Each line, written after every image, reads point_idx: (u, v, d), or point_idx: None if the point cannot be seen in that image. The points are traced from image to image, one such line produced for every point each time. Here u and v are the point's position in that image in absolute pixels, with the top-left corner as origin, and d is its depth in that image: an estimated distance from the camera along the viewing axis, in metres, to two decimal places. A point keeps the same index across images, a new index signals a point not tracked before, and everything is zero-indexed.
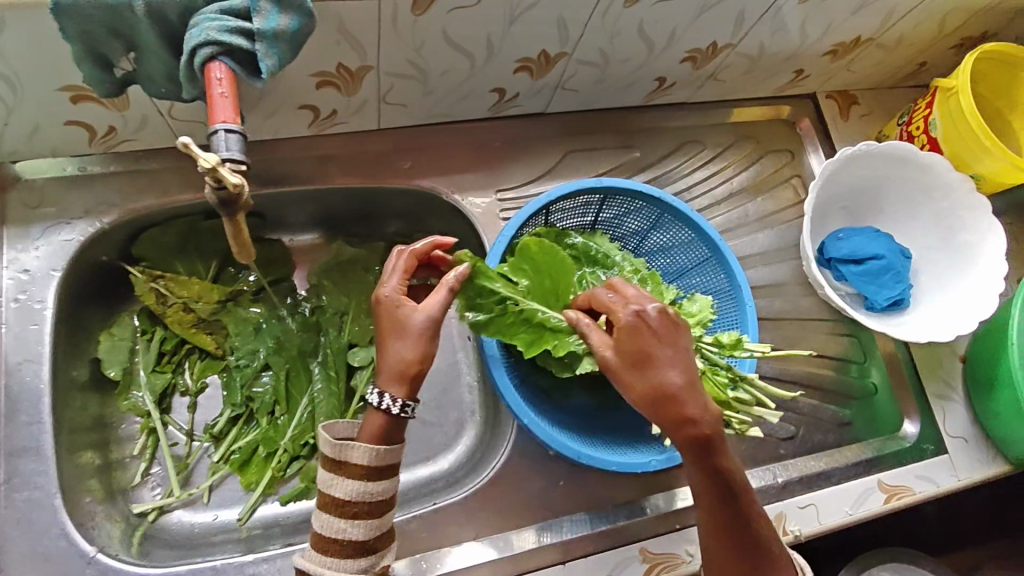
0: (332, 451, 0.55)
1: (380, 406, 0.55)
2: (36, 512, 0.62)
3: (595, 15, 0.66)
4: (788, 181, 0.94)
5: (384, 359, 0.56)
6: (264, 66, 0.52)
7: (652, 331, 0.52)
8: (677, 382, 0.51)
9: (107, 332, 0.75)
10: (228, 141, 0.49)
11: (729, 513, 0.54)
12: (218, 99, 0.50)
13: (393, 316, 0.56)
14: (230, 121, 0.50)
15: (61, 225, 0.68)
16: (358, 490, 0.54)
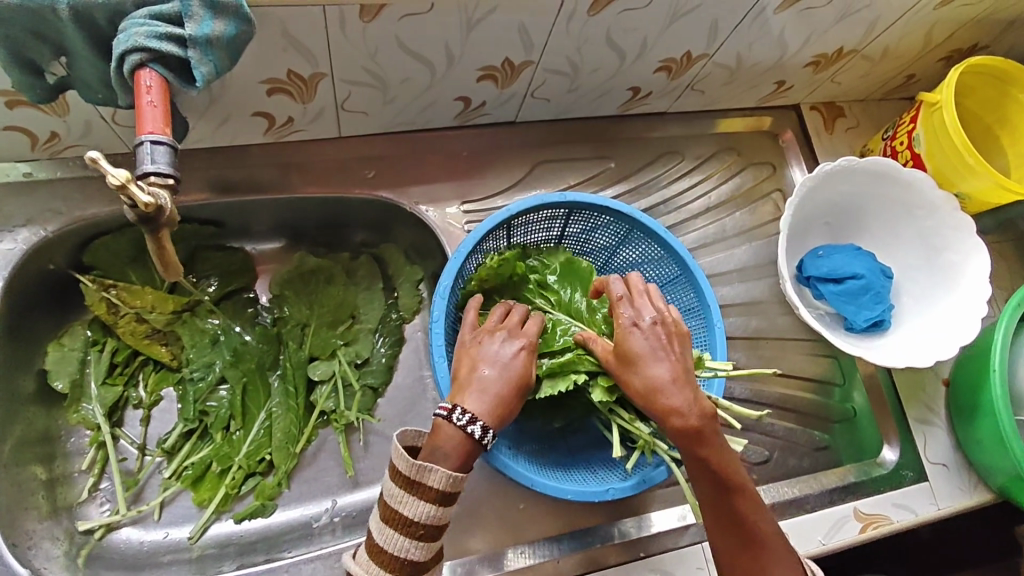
0: (409, 470, 0.49)
1: (469, 429, 0.51)
2: None
3: (559, 22, 0.64)
4: (769, 195, 0.91)
5: (499, 391, 0.53)
6: (197, 73, 0.50)
7: (644, 332, 0.54)
8: (664, 375, 0.52)
9: (57, 342, 0.72)
10: (154, 153, 0.47)
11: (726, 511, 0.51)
12: (146, 109, 0.48)
13: (526, 362, 0.56)
14: (159, 132, 0.48)
15: (4, 233, 0.65)
16: (429, 514, 0.49)
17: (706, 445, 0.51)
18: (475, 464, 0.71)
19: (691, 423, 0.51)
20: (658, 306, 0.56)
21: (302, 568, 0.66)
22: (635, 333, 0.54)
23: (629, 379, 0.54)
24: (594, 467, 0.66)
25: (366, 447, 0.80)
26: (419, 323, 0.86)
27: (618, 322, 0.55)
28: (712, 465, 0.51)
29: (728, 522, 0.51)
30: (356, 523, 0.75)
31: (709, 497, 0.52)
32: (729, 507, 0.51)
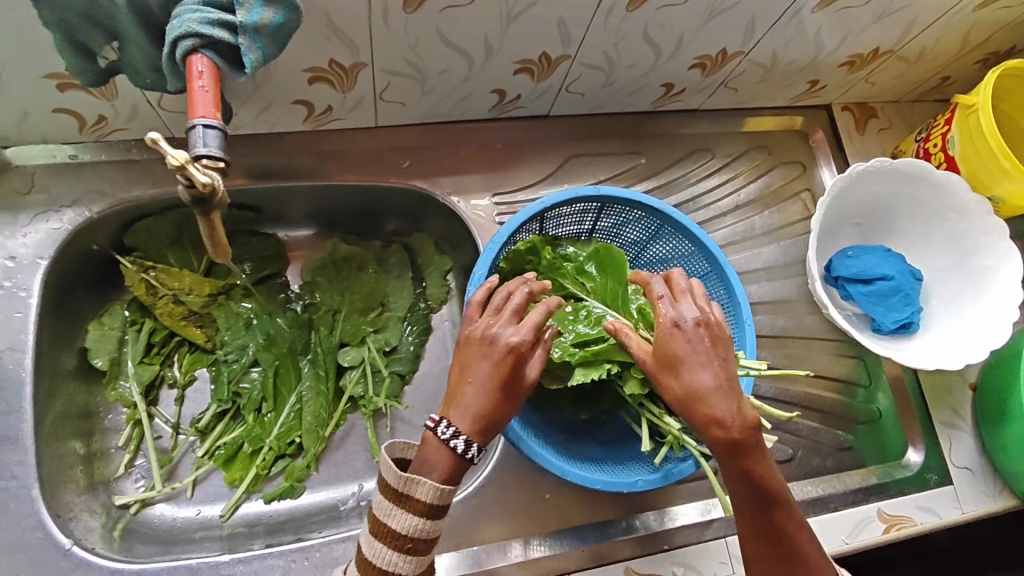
0: (396, 484, 0.50)
1: (454, 443, 0.50)
2: (13, 503, 0.58)
3: (599, 16, 0.64)
4: (798, 195, 0.91)
5: (480, 406, 0.51)
6: (247, 61, 0.51)
7: (687, 335, 0.52)
8: (709, 383, 0.50)
9: (97, 321, 0.73)
10: (205, 137, 0.48)
11: (764, 520, 0.52)
12: (198, 93, 0.49)
13: (512, 369, 0.52)
14: (210, 116, 0.49)
15: (50, 213, 0.66)
16: (417, 527, 0.49)
17: (752, 458, 0.50)
18: (502, 453, 0.72)
19: (738, 437, 0.50)
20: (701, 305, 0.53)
21: (334, 548, 0.64)
22: (677, 337, 0.51)
23: (671, 385, 0.52)
24: (621, 459, 0.66)
25: (393, 435, 0.81)
26: (447, 313, 0.87)
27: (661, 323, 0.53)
28: (756, 478, 0.51)
29: (768, 533, 0.52)
30: None
31: (750, 508, 0.52)
32: (769, 516, 0.52)
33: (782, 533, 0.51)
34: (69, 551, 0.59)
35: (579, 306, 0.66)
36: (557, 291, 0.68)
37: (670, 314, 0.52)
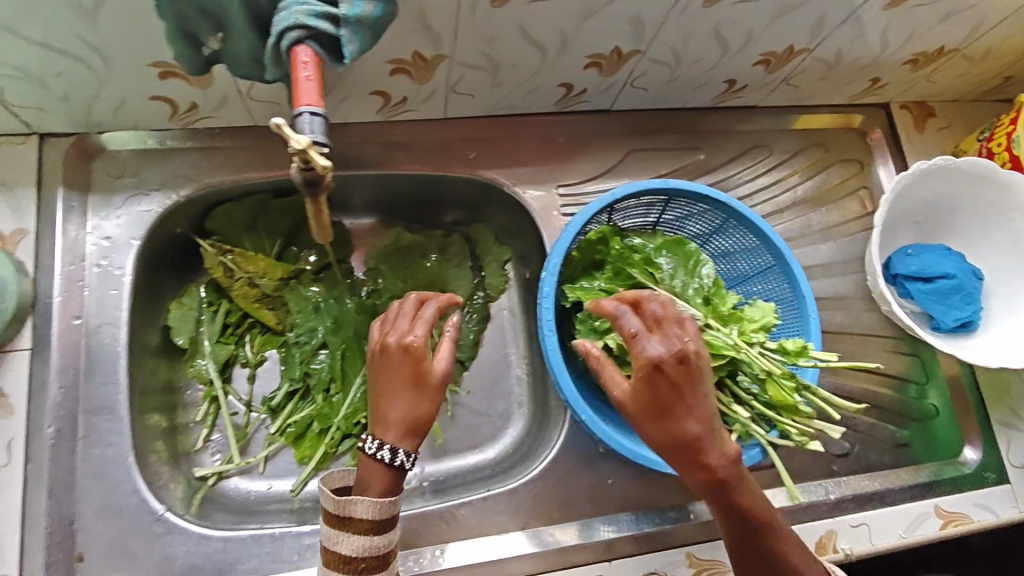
0: (335, 510, 0.55)
1: (386, 458, 0.56)
2: (109, 469, 0.62)
3: (675, 12, 0.64)
4: (855, 193, 0.91)
5: (398, 413, 0.57)
6: (347, 51, 0.53)
7: (671, 383, 0.51)
8: (696, 431, 0.52)
9: (177, 301, 0.76)
10: (312, 124, 0.50)
11: (754, 547, 0.55)
12: (303, 82, 0.51)
13: (417, 372, 0.58)
14: (315, 104, 0.51)
15: (141, 196, 0.69)
16: (364, 546, 0.55)
17: (735, 490, 0.54)
18: (565, 439, 0.74)
19: (720, 472, 0.53)
20: (676, 332, 0.53)
21: (405, 523, 0.69)
22: (663, 386, 0.51)
23: (655, 432, 0.53)
24: None
25: (454, 420, 0.83)
26: (505, 301, 0.89)
27: (638, 361, 0.52)
28: (745, 510, 0.54)
29: (760, 558, 0.55)
30: (445, 486, 0.80)
31: (745, 539, 0.55)
32: (758, 543, 0.55)
33: (780, 557, 0.54)
34: (161, 516, 0.62)
35: (647, 295, 0.68)
36: (625, 280, 0.69)
37: (652, 351, 0.51)
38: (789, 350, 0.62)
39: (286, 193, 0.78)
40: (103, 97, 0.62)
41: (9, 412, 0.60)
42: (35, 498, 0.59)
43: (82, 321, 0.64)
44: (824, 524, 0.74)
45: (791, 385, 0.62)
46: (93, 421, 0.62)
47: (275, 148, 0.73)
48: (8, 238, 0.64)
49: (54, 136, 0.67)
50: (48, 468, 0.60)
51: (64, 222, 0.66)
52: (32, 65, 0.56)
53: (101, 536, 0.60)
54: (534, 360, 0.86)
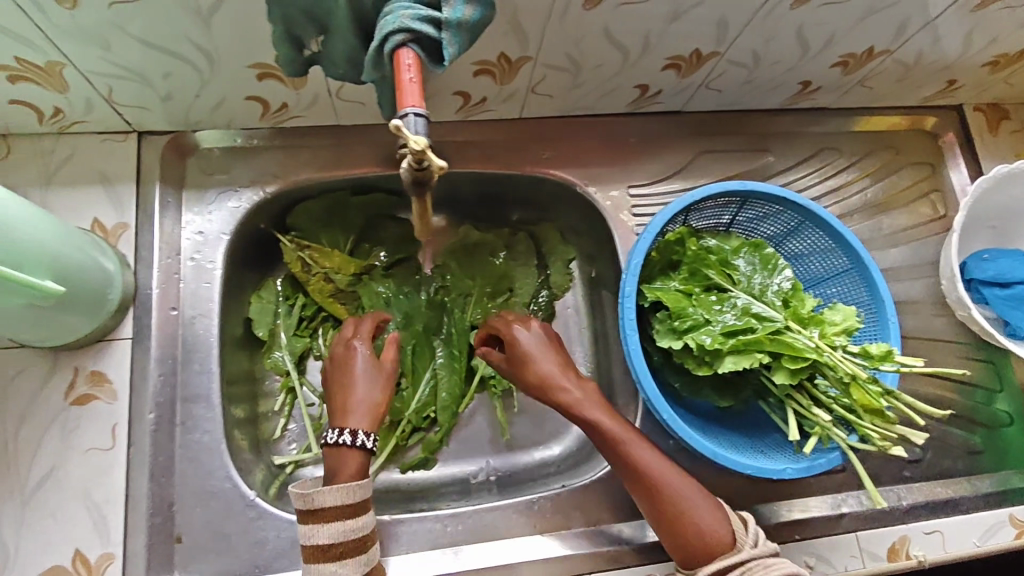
0: (304, 505, 0.57)
1: (355, 442, 0.61)
2: (205, 455, 0.65)
3: (761, 14, 0.64)
4: (925, 196, 0.89)
5: (356, 402, 0.64)
6: (446, 54, 0.53)
7: (530, 339, 0.66)
8: (548, 367, 0.64)
9: (257, 294, 0.78)
10: (415, 125, 0.51)
11: (629, 473, 0.60)
12: (408, 85, 0.52)
13: (371, 364, 0.66)
14: (417, 105, 0.52)
15: (230, 193, 0.72)
16: (340, 530, 0.57)
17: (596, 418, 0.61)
18: None
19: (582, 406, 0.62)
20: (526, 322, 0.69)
21: (485, 515, 0.70)
22: (528, 341, 0.66)
23: (528, 379, 0.65)
24: (762, 447, 0.68)
25: (519, 416, 0.85)
26: (569, 300, 0.89)
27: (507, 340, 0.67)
28: (607, 434, 0.61)
29: (635, 480, 0.60)
30: (513, 481, 0.81)
31: (619, 468, 0.60)
32: (630, 467, 0.59)
33: (649, 479, 0.59)
34: (253, 502, 0.65)
35: (724, 296, 0.67)
36: (701, 281, 0.69)
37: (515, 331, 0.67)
38: (873, 354, 0.62)
39: (365, 191, 0.80)
40: (203, 96, 0.64)
41: (114, 398, 0.63)
42: (137, 481, 0.62)
43: (178, 313, 0.67)
44: (897, 530, 0.74)
45: (878, 390, 0.61)
46: (191, 410, 0.65)
47: (357, 149, 0.76)
48: (110, 231, 0.67)
49: (151, 135, 0.70)
50: (149, 453, 0.63)
51: (161, 217, 0.69)
52: (143, 65, 0.58)
53: (199, 519, 0.63)
54: (598, 359, 0.86)
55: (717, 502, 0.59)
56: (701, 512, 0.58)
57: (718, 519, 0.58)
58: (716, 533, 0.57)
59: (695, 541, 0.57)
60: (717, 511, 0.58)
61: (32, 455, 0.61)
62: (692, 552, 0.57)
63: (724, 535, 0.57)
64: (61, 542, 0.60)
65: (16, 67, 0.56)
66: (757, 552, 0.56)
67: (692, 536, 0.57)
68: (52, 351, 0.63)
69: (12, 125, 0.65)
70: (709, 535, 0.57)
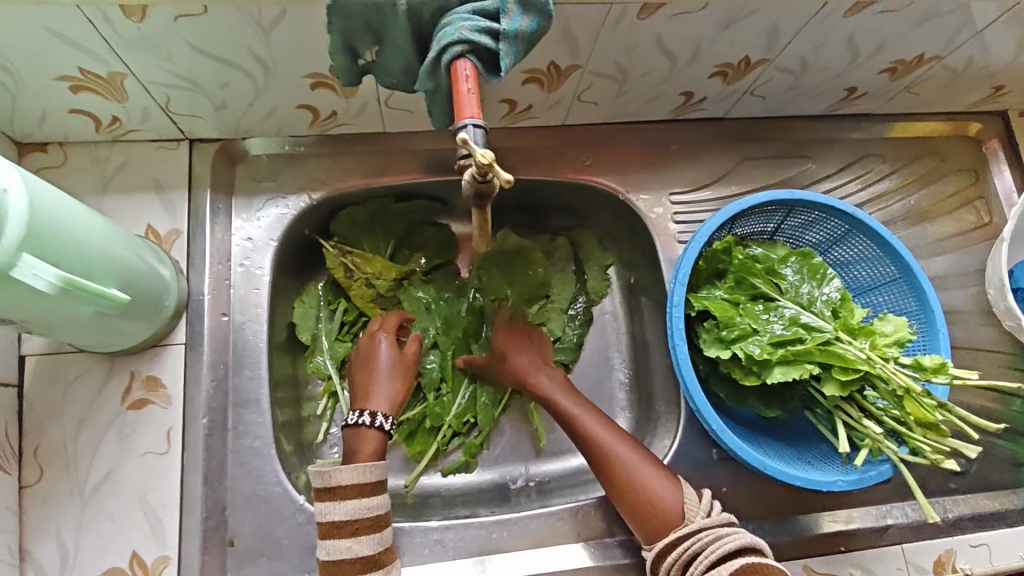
0: (322, 482, 0.60)
1: (375, 423, 0.67)
2: (256, 460, 0.66)
3: (814, 22, 0.63)
4: (970, 204, 0.87)
5: (378, 389, 0.70)
6: (503, 64, 0.53)
7: (509, 332, 0.78)
8: (522, 359, 0.76)
9: (300, 299, 0.79)
10: (475, 137, 0.50)
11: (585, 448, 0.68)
12: (466, 95, 0.51)
13: (393, 357, 0.73)
14: (476, 117, 0.51)
15: (277, 200, 0.72)
16: (356, 507, 0.60)
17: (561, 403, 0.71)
18: (679, 447, 0.74)
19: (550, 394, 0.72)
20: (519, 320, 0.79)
21: (530, 522, 0.71)
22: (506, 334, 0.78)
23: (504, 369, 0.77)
24: (809, 458, 0.68)
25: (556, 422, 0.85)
26: (608, 305, 0.89)
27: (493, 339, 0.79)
28: (567, 414, 0.70)
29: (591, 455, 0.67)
30: (550, 487, 0.81)
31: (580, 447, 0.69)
32: (586, 443, 0.68)
33: (605, 454, 0.66)
34: (302, 507, 0.65)
35: (772, 305, 0.67)
36: (747, 289, 0.68)
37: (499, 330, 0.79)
38: (926, 366, 0.61)
39: (407, 197, 0.80)
40: (255, 105, 0.65)
41: (168, 403, 0.64)
42: (191, 485, 0.63)
43: (228, 318, 0.68)
44: (944, 542, 0.73)
45: (932, 403, 0.61)
46: (242, 415, 0.66)
47: (399, 155, 0.76)
48: (164, 238, 0.68)
49: (202, 142, 0.71)
50: (203, 457, 0.64)
51: (212, 224, 0.70)
52: (202, 76, 0.59)
53: (250, 523, 0.64)
54: (636, 365, 0.86)
55: (670, 480, 0.64)
56: (655, 484, 0.64)
57: (665, 492, 0.63)
58: (669, 502, 0.62)
59: (649, 511, 0.62)
60: (665, 485, 0.64)
61: (91, 458, 0.63)
62: (648, 522, 0.62)
63: (676, 506, 0.62)
64: (118, 543, 0.61)
65: (79, 78, 0.57)
66: (708, 522, 0.61)
67: (646, 506, 0.63)
68: (109, 356, 0.64)
69: (70, 133, 0.66)
70: (661, 504, 0.62)
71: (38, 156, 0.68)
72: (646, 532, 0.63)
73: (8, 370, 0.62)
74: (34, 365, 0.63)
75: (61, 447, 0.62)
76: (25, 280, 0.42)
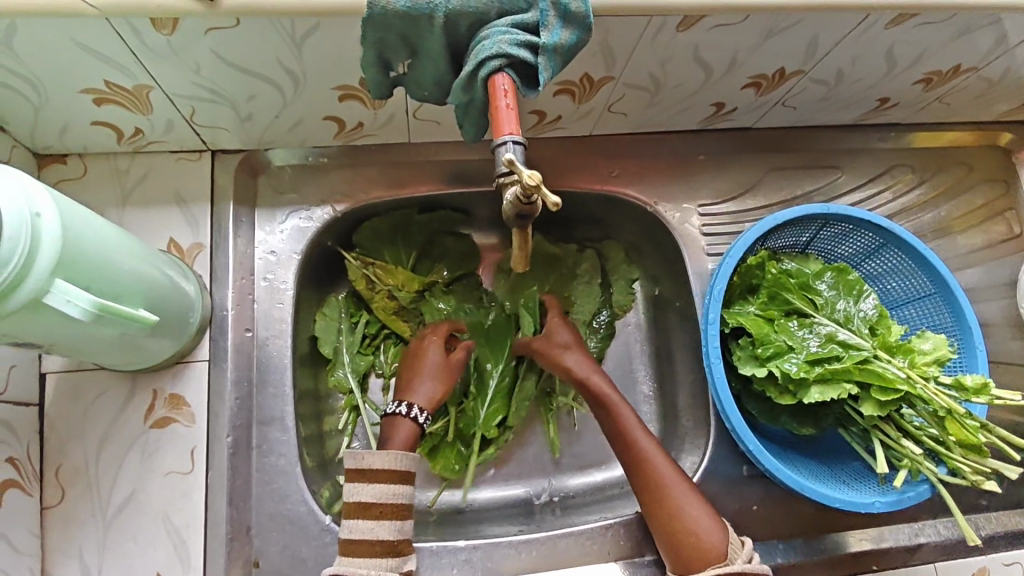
0: (353, 463, 0.60)
1: (411, 415, 0.66)
2: (281, 479, 0.64)
3: (855, 33, 0.62)
4: (1001, 215, 0.86)
5: (422, 389, 0.69)
6: (543, 77, 0.51)
7: (561, 329, 0.74)
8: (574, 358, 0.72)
9: (321, 312, 0.76)
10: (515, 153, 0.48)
11: (636, 466, 0.65)
12: (504, 111, 0.49)
13: (437, 355, 0.71)
14: (514, 132, 0.49)
15: (301, 211, 0.71)
16: (384, 491, 0.59)
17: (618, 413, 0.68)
18: (709, 465, 0.73)
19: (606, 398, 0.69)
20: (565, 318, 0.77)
21: (558, 542, 0.69)
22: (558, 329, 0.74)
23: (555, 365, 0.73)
24: (844, 478, 0.67)
25: (578, 435, 0.83)
26: (632, 317, 0.87)
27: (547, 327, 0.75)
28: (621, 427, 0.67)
29: (640, 475, 0.64)
30: (576, 503, 0.79)
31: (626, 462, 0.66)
32: (638, 462, 0.65)
33: (655, 476, 0.64)
34: (328, 526, 0.64)
35: (808, 322, 0.66)
36: (781, 305, 0.67)
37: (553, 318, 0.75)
38: (969, 386, 0.60)
39: (429, 208, 0.77)
40: (282, 117, 0.64)
41: (191, 422, 0.63)
42: (215, 505, 0.62)
43: (252, 334, 0.67)
44: (975, 561, 0.72)
45: (976, 424, 0.60)
46: (266, 433, 0.65)
47: (423, 166, 0.74)
48: (186, 252, 0.67)
49: (224, 153, 0.69)
50: (227, 476, 0.63)
51: (235, 236, 0.68)
52: (229, 89, 0.59)
53: (275, 544, 0.63)
54: (662, 379, 0.84)
55: (715, 517, 0.62)
56: (700, 519, 0.61)
57: (710, 529, 0.61)
58: (712, 541, 0.60)
59: (689, 544, 0.60)
60: (711, 522, 0.61)
61: (114, 478, 0.61)
62: (687, 554, 0.60)
63: (720, 544, 0.60)
64: (142, 566, 0.60)
65: (106, 91, 0.57)
66: (748, 567, 0.58)
67: (687, 538, 0.60)
68: (132, 374, 0.63)
69: (90, 144, 0.65)
70: (704, 540, 0.60)
71: (57, 168, 0.66)
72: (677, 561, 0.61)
73: (29, 389, 0.60)
74: (55, 383, 0.62)
75: (83, 467, 0.61)
76: (58, 306, 0.41)
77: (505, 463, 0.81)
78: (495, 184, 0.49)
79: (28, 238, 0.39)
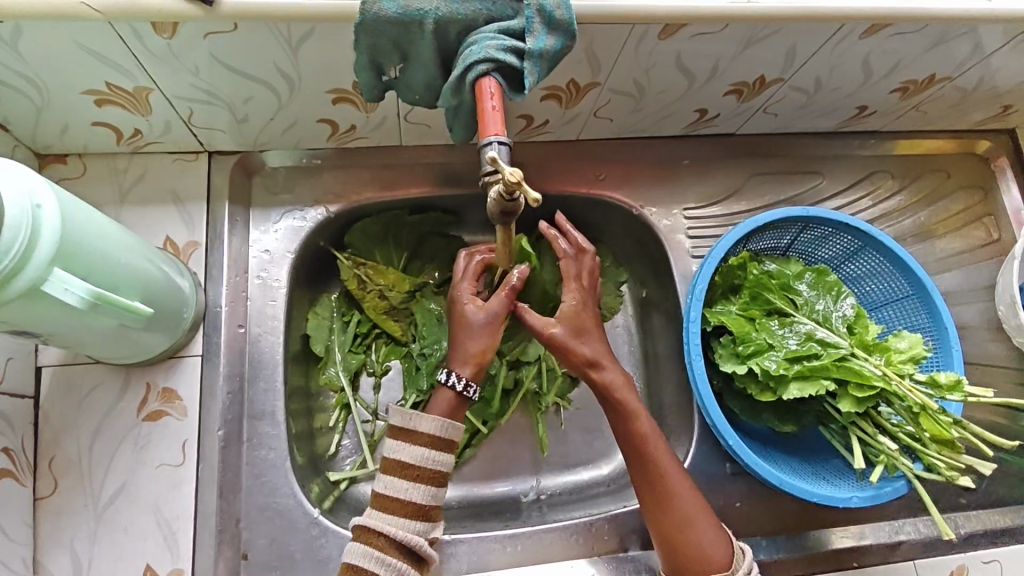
0: (401, 422, 0.59)
1: (453, 385, 0.61)
2: (270, 472, 0.65)
3: (831, 43, 0.64)
4: (978, 220, 0.87)
5: (466, 349, 0.62)
6: (528, 81, 0.53)
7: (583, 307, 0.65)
8: (600, 354, 0.65)
9: (313, 311, 0.77)
10: (500, 153, 0.49)
11: (645, 474, 0.63)
12: (490, 113, 0.51)
13: (473, 311, 0.63)
14: (500, 134, 0.50)
15: (295, 212, 0.73)
16: (423, 455, 0.58)
17: (636, 420, 0.64)
18: (691, 462, 0.74)
19: (626, 405, 0.64)
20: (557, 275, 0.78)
21: (543, 537, 0.71)
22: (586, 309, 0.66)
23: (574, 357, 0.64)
24: (825, 475, 0.68)
25: (566, 434, 0.84)
26: (620, 319, 0.89)
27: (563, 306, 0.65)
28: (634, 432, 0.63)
29: (648, 481, 0.63)
30: (562, 500, 0.80)
31: (636, 470, 0.63)
32: (648, 470, 0.63)
33: (666, 487, 0.62)
34: (317, 520, 0.65)
35: (787, 321, 0.67)
36: (762, 305, 0.69)
37: (575, 294, 0.66)
38: (942, 383, 0.62)
39: (419, 210, 0.78)
40: (277, 119, 0.66)
41: (184, 415, 0.64)
42: (206, 497, 0.63)
43: (245, 330, 0.68)
44: (954, 558, 0.73)
45: (948, 420, 0.62)
46: (256, 426, 0.66)
47: (414, 168, 0.76)
48: (182, 250, 0.69)
49: (220, 154, 0.71)
50: (218, 469, 0.64)
51: (230, 236, 0.70)
52: (226, 91, 0.61)
53: (264, 536, 0.64)
54: (649, 379, 0.85)
55: (720, 526, 0.63)
56: (704, 529, 0.61)
57: (714, 540, 0.61)
58: (714, 552, 0.61)
59: (692, 556, 0.61)
60: (716, 533, 0.62)
61: (106, 470, 0.62)
62: (689, 563, 0.61)
63: (722, 555, 0.61)
64: (132, 556, 0.61)
65: (106, 92, 0.59)
66: None
67: (690, 550, 0.61)
68: (126, 368, 0.64)
69: (90, 144, 0.67)
70: (708, 552, 0.60)
71: (58, 167, 0.68)
72: (676, 566, 0.62)
73: (25, 382, 0.62)
74: (50, 377, 0.63)
75: (76, 459, 0.62)
76: (56, 294, 0.43)
77: (494, 461, 0.82)
78: (482, 183, 0.50)
79: (29, 227, 0.41)
